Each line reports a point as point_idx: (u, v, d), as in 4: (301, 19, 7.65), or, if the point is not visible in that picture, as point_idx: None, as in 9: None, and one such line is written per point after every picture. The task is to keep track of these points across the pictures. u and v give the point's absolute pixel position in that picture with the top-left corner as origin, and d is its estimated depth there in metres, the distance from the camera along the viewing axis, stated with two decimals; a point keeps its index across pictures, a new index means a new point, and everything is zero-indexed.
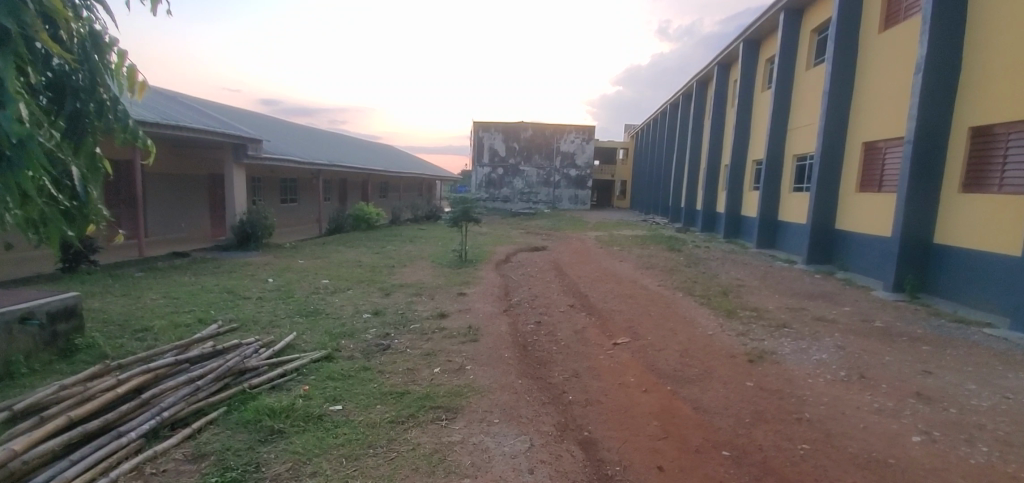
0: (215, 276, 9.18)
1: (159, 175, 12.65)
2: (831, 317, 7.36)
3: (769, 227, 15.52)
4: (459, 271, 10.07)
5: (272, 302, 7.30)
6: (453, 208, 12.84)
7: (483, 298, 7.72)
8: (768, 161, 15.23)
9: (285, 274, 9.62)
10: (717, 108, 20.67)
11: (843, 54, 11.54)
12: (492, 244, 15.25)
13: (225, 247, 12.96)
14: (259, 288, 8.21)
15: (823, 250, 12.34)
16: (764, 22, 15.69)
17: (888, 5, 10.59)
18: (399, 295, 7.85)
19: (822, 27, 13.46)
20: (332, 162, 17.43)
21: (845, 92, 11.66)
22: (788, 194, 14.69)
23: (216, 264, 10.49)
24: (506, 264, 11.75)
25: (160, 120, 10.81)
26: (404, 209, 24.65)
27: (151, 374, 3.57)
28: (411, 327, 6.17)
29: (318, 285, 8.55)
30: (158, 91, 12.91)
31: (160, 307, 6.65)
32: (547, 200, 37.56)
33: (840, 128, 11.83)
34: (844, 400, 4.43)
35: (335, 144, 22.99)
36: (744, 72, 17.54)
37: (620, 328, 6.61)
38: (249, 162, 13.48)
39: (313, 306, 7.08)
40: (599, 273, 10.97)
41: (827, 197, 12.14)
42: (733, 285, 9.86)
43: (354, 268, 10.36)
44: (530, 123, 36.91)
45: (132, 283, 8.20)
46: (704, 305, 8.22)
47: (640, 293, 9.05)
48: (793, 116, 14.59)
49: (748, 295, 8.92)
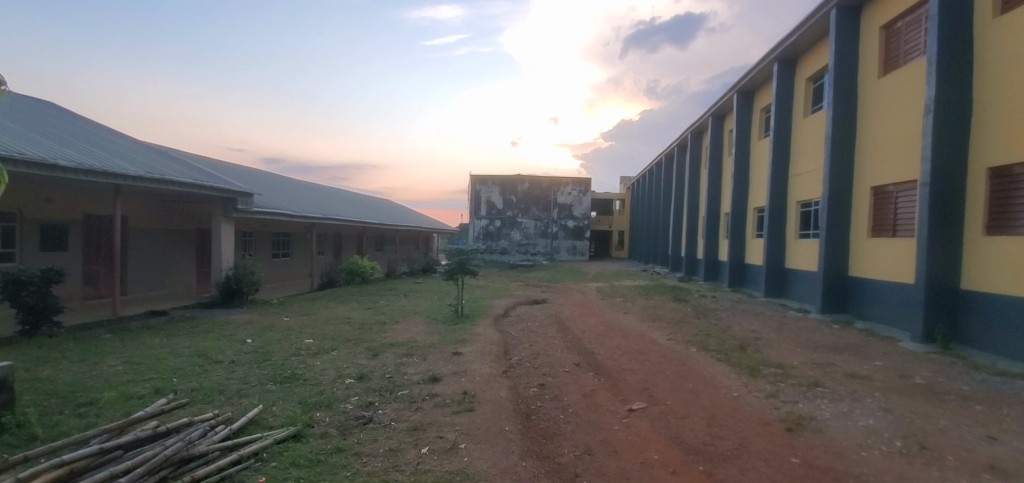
0: (190, 336, 8.46)
1: (142, 230, 12.16)
2: (865, 374, 6.69)
3: (776, 275, 14.96)
4: (455, 328, 9.37)
5: (247, 366, 6.58)
6: (450, 261, 12.32)
7: (480, 358, 7.01)
8: (771, 208, 14.93)
9: (266, 333, 8.89)
10: (714, 157, 20.68)
11: (843, 99, 11.50)
12: (490, 297, 14.60)
13: (208, 304, 12.24)
14: (234, 350, 7.48)
15: (838, 299, 11.72)
16: (758, 72, 15.90)
17: (886, 52, 10.79)
18: (388, 356, 7.13)
19: (818, 76, 13.58)
20: (326, 215, 17.06)
21: (848, 137, 11.53)
22: (795, 241, 14.26)
23: (194, 323, 9.77)
24: (505, 319, 11.06)
25: (146, 173, 10.48)
26: (400, 262, 24.09)
27: (63, 469, 2.96)
28: (399, 394, 5.46)
29: (300, 346, 7.82)
30: (147, 144, 12.67)
31: (116, 375, 5.92)
32: (545, 251, 37.13)
33: (846, 173, 11.56)
34: (910, 479, 3.72)
35: (330, 198, 22.75)
36: (739, 121, 17.63)
37: (634, 390, 5.91)
38: (239, 216, 13.06)
39: (290, 371, 6.36)
40: (604, 327, 10.28)
41: (838, 243, 11.67)
42: (750, 337, 9.14)
43: (342, 326, 9.65)
44: (527, 176, 37.18)
45: (94, 347, 7.46)
46: (723, 361, 7.51)
47: (651, 348, 8.34)
48: (794, 163, 14.44)
49: (768, 349, 8.21)
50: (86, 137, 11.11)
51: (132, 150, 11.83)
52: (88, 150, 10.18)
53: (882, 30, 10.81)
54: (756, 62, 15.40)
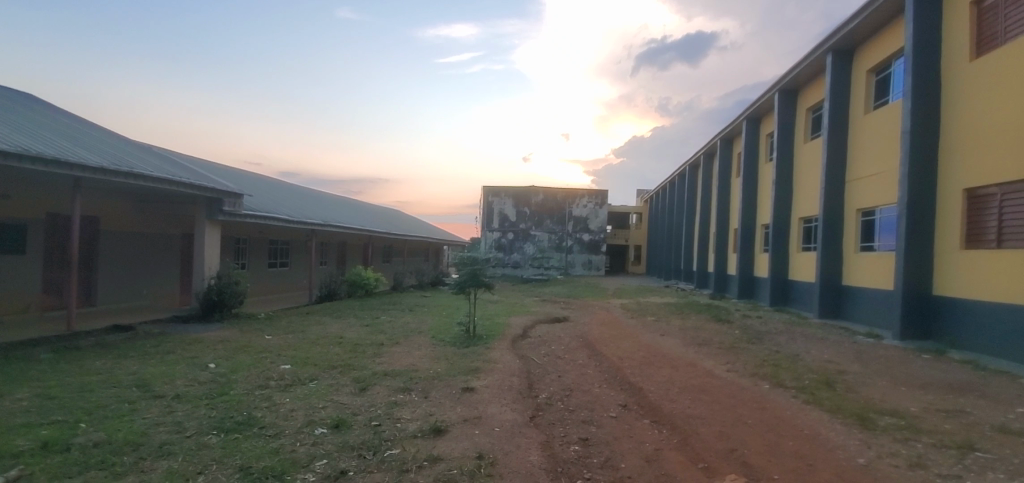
0: (139, 359, 6.93)
1: (113, 232, 10.88)
2: (1022, 430, 4.94)
3: (833, 293, 13.10)
4: (465, 352, 7.71)
5: (191, 405, 5.02)
6: (459, 272, 10.73)
7: (499, 396, 5.35)
8: (825, 217, 13.17)
9: (235, 355, 7.34)
10: (749, 163, 18.95)
11: (923, 88, 9.82)
12: (505, 315, 12.93)
13: (186, 318, 10.74)
14: (186, 380, 5.91)
15: (921, 323, 9.87)
16: (805, 67, 14.30)
17: (977, 32, 9.13)
18: (378, 392, 5.48)
19: (881, 66, 11.97)
20: (326, 222, 15.62)
21: (929, 133, 9.84)
22: (855, 254, 12.48)
23: (156, 341, 8.23)
24: (524, 341, 9.36)
25: (112, 165, 9.12)
26: (406, 274, 22.54)
27: None
28: (386, 457, 3.82)
29: (271, 375, 6.22)
30: (127, 137, 11.41)
31: (9, 418, 4.40)
32: (559, 265, 35.42)
33: (928, 175, 9.84)
34: None
35: (333, 205, 21.36)
36: (781, 122, 15.98)
37: (718, 453, 4.22)
38: (225, 219, 11.65)
39: (244, 414, 4.76)
40: (644, 353, 8.54)
41: (921, 257, 9.85)
42: (832, 371, 7.35)
43: (330, 347, 8.03)
44: (541, 188, 35.70)
45: (13, 371, 5.97)
46: (814, 404, 5.79)
47: (712, 384, 6.60)
48: (853, 166, 12.70)
49: (865, 388, 6.42)
50: (49, 124, 9.79)
51: (105, 142, 10.54)
52: (45, 137, 8.85)
53: (971, 6, 9.17)
54: (805, 56, 13.82)
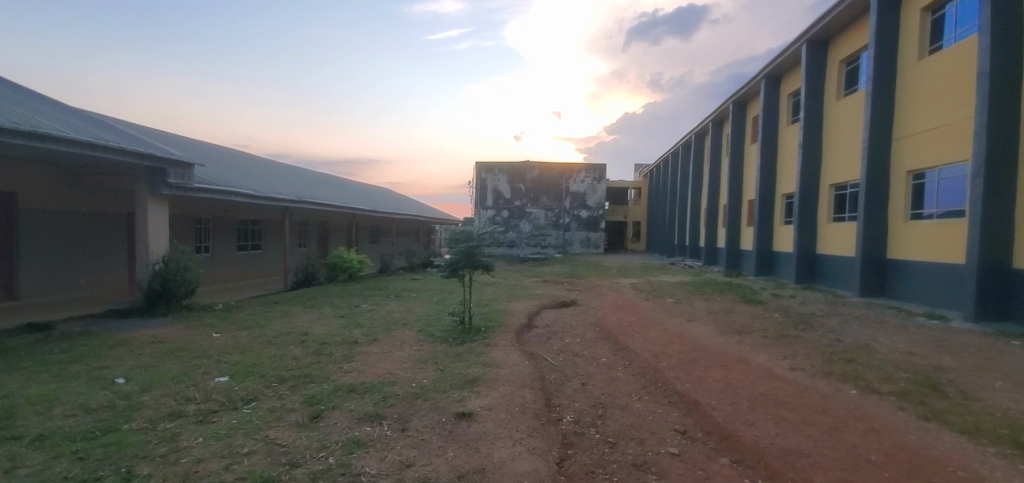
0: (26, 373, 5.21)
1: (39, 210, 9.13)
2: None
3: (875, 267, 11.56)
4: (459, 352, 6.09)
5: (51, 455, 3.35)
6: (452, 252, 9.05)
7: (510, 427, 3.71)
8: (867, 182, 11.53)
9: (161, 363, 5.64)
10: (768, 127, 17.27)
11: (1009, 18, 8.08)
12: (504, 299, 11.32)
13: (129, 311, 9.05)
14: (70, 407, 4.22)
15: (997, 301, 8.36)
16: (841, 11, 12.50)
17: None
18: (333, 423, 3.82)
19: (940, 2, 10.20)
20: (301, 198, 13.82)
21: (1013, 74, 8.15)
22: (904, 223, 10.90)
23: (71, 344, 6.51)
24: (531, 334, 7.75)
25: (12, 123, 7.09)
26: (395, 256, 20.81)
27: None
28: None
29: (193, 395, 4.53)
30: (54, 99, 9.49)
31: None
32: (556, 244, 33.80)
33: (1010, 126, 8.19)
34: None
35: (310, 181, 19.43)
36: (809, 78, 14.25)
37: None
38: (172, 193, 9.81)
39: (118, 473, 3.07)
40: (680, 346, 6.93)
41: (1000, 224, 8.27)
42: (925, 369, 5.80)
43: (290, 349, 6.36)
44: (537, 163, 33.84)
45: None
46: (940, 423, 4.22)
47: (783, 391, 5.03)
48: (902, 122, 11.02)
49: (988, 394, 4.89)
50: None
51: (17, 101, 8.60)
52: None
53: None
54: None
